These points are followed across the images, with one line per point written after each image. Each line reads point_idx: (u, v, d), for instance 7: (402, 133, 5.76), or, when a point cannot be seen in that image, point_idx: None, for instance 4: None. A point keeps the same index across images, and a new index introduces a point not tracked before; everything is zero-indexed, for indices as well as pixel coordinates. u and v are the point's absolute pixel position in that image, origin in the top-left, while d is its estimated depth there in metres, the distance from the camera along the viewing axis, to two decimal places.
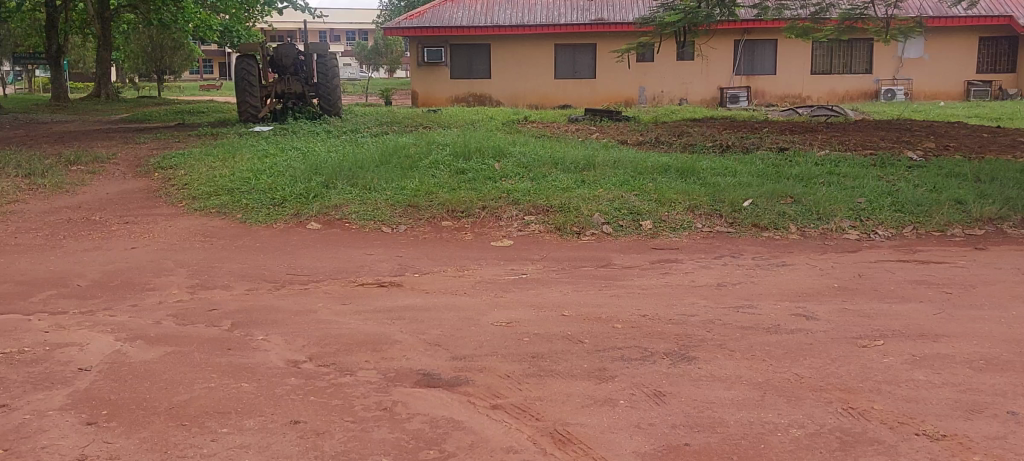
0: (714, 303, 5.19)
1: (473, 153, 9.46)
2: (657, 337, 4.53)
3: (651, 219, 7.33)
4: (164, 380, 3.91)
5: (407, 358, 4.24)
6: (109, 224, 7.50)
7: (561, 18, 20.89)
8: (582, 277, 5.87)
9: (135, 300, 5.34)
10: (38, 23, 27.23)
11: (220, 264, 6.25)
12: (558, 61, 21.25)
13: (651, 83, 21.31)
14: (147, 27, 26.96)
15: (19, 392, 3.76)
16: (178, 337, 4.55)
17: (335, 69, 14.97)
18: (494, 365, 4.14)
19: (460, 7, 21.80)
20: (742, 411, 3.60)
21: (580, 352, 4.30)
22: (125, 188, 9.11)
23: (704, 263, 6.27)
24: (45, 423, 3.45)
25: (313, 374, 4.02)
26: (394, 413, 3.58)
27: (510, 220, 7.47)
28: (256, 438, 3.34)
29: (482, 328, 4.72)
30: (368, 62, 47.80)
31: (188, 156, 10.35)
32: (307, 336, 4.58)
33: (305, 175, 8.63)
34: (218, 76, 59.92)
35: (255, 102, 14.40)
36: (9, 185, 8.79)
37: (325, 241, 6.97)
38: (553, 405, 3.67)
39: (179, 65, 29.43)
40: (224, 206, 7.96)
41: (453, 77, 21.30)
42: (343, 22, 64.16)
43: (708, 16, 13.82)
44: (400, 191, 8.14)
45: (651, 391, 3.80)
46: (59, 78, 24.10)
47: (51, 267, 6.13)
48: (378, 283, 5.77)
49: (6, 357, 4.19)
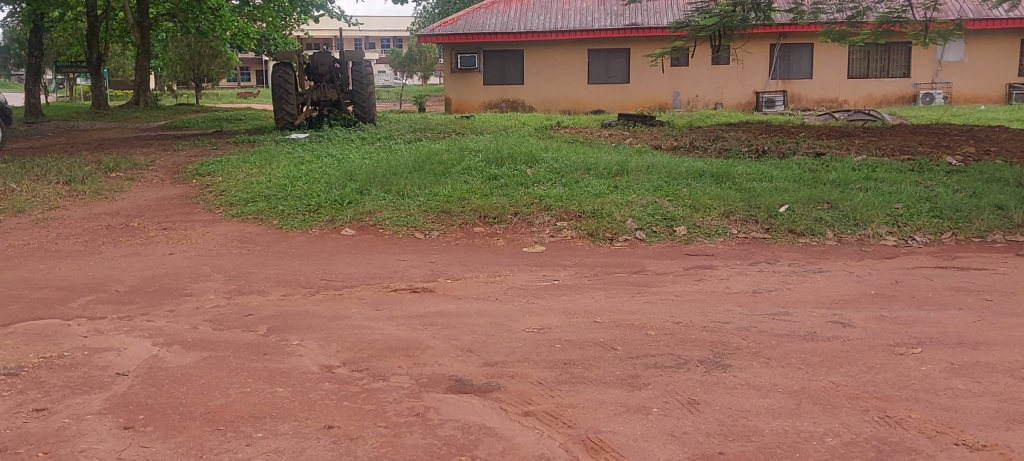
0: (750, 310, 5.15)
1: (505, 159, 9.46)
2: (691, 345, 4.50)
3: (685, 224, 7.28)
4: (200, 385, 3.95)
5: (438, 364, 4.26)
6: (148, 230, 7.62)
7: (596, 22, 20.86)
8: (615, 284, 5.85)
9: (173, 305, 5.41)
10: (78, 32, 27.60)
11: (257, 269, 6.30)
12: (592, 66, 21.21)
13: (686, 87, 21.20)
14: (185, 35, 27.36)
15: (58, 396, 3.82)
16: (215, 342, 4.60)
17: (370, 76, 15.06)
18: (526, 371, 4.14)
19: (493, 13, 21.82)
20: (777, 420, 3.56)
21: (613, 359, 4.29)
22: (163, 194, 9.24)
23: (739, 269, 6.22)
24: (83, 427, 3.50)
25: (347, 379, 4.04)
26: (426, 418, 3.59)
27: (542, 225, 7.46)
28: (290, 442, 3.36)
29: (514, 334, 4.72)
30: (402, 69, 48.26)
31: (226, 163, 10.47)
32: (341, 341, 4.63)
33: (340, 181, 8.70)
34: (255, 84, 60.83)
35: (292, 109, 14.54)
36: (50, 191, 8.95)
37: (358, 247, 7.01)
38: (584, 413, 3.65)
39: (216, 72, 29.65)
40: (260, 212, 8.06)
41: (487, 83, 21.34)
42: (377, 29, 64.70)
43: (743, 20, 13.79)
44: (433, 197, 8.17)
45: (685, 399, 3.78)
46: (99, 86, 24.19)
47: (90, 273, 6.21)
48: (411, 288, 5.80)
49: (46, 362, 4.26)
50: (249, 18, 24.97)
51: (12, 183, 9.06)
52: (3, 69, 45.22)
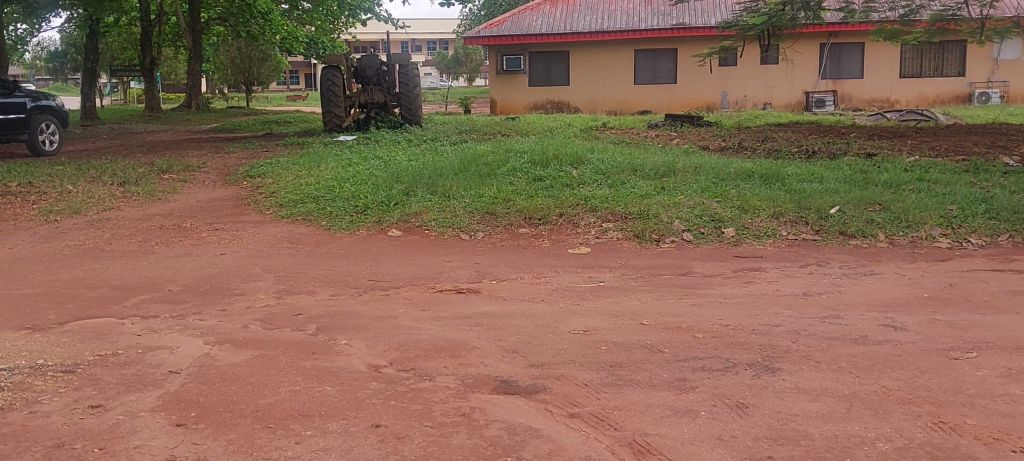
0: (800, 313, 5.08)
1: (551, 160, 9.46)
2: (739, 348, 4.45)
3: (733, 226, 7.21)
4: (250, 383, 4.01)
5: (483, 364, 4.26)
6: (200, 230, 7.75)
7: (642, 23, 20.75)
8: (662, 286, 5.81)
9: (224, 304, 5.49)
10: (133, 37, 28.19)
11: (305, 269, 6.38)
12: (638, 66, 21.12)
13: (734, 88, 20.99)
14: (236, 38, 27.84)
15: (112, 393, 3.89)
16: (265, 341, 4.66)
17: (416, 78, 15.13)
18: (572, 373, 4.12)
19: (539, 14, 21.83)
20: (827, 424, 3.51)
21: (660, 362, 4.25)
22: (214, 195, 9.40)
23: (789, 271, 6.14)
24: (137, 424, 3.56)
25: (394, 379, 4.07)
26: (472, 419, 3.60)
27: (588, 226, 7.45)
28: (338, 441, 3.39)
29: (559, 335, 4.71)
30: (448, 71, 48.49)
31: (276, 165, 10.60)
32: (388, 341, 4.65)
33: (387, 182, 8.76)
34: (304, 87, 61.57)
35: (340, 111, 14.68)
36: (105, 192, 9.14)
37: (404, 247, 7.06)
38: (631, 415, 3.63)
39: (267, 76, 29.94)
40: (309, 213, 8.16)
41: (532, 84, 21.36)
42: (424, 32, 65.14)
43: (792, 20, 13.62)
44: (478, 198, 8.20)
45: (733, 402, 3.74)
46: (152, 89, 24.67)
47: (144, 272, 6.33)
48: (457, 289, 5.82)
49: (101, 359, 4.35)
50: (298, 22, 25.46)
51: (69, 184, 9.28)
52: (61, 72, 46.42)
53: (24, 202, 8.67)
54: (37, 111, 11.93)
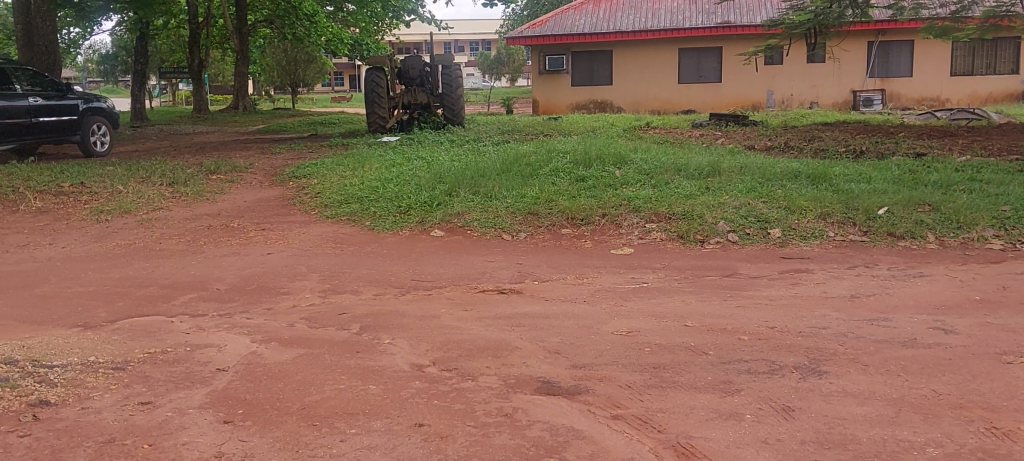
0: (847, 315, 5.00)
1: (594, 160, 9.43)
2: (786, 350, 4.39)
3: (780, 226, 7.13)
4: (296, 381, 4.05)
5: (526, 365, 4.26)
6: (246, 230, 7.85)
7: (686, 21, 20.60)
8: (706, 287, 5.76)
9: (270, 303, 5.56)
10: (181, 39, 28.62)
11: (349, 269, 6.44)
12: (682, 65, 20.97)
13: (780, 87, 20.75)
14: (282, 40, 28.14)
15: (162, 390, 3.96)
16: (310, 340, 4.71)
17: (459, 79, 15.34)
18: (615, 374, 4.10)
19: (582, 13, 21.79)
20: (875, 428, 3.45)
21: (705, 364, 4.22)
22: (261, 196, 9.52)
23: (836, 273, 6.05)
24: (185, 421, 3.61)
25: (437, 378, 4.09)
26: (515, 419, 3.60)
27: (631, 227, 7.42)
28: (382, 439, 3.41)
29: (602, 337, 4.70)
30: (490, 71, 48.54)
31: (321, 165, 10.71)
32: (431, 341, 4.67)
33: (430, 183, 8.80)
34: (348, 88, 62.08)
35: (383, 113, 14.79)
36: (155, 192, 9.29)
37: (447, 248, 7.08)
38: (675, 418, 3.60)
39: (312, 77, 30.28)
40: (353, 213, 8.23)
41: (574, 84, 21.31)
42: (466, 33, 65.33)
43: (839, 17, 13.44)
44: (521, 198, 8.20)
45: (779, 405, 3.69)
46: (200, 90, 25.04)
47: (193, 271, 6.44)
48: (499, 289, 5.82)
49: (150, 357, 4.43)
50: (343, 24, 25.65)
51: (120, 184, 9.44)
52: (112, 75, 47.34)
53: (77, 202, 8.85)
54: (89, 113, 12.18)
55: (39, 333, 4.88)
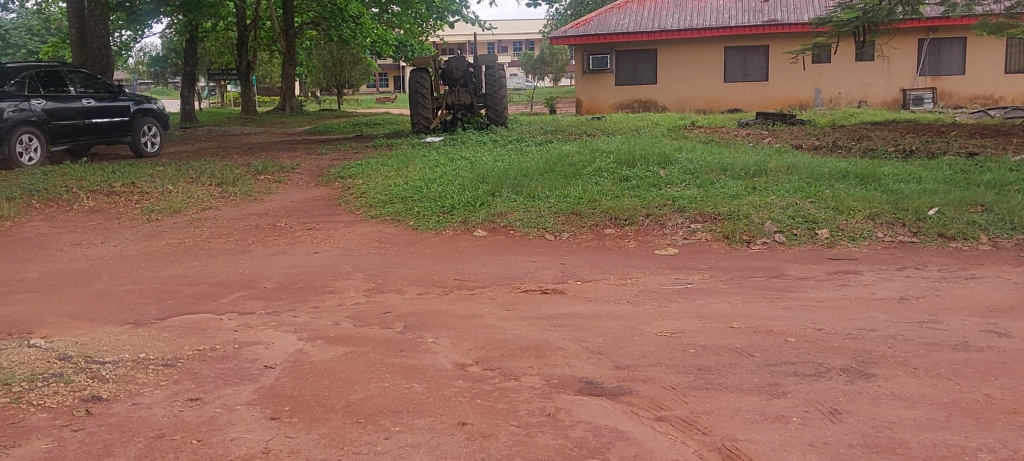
0: (896, 318, 4.92)
1: (637, 160, 9.40)
2: (833, 353, 4.34)
3: (828, 227, 7.04)
4: (342, 378, 4.09)
5: (569, 365, 4.26)
6: (293, 230, 7.95)
7: (732, 20, 20.41)
8: (752, 288, 5.70)
9: (316, 302, 5.63)
10: (229, 42, 29.03)
11: (394, 268, 6.49)
12: (728, 64, 20.77)
13: (827, 85, 20.48)
14: (328, 42, 28.42)
15: (211, 387, 4.02)
16: (355, 338, 4.75)
17: (502, 79, 15.26)
18: (659, 376, 4.08)
19: (626, 13, 21.70)
20: (925, 433, 3.39)
21: (750, 366, 4.18)
22: (308, 196, 9.63)
23: (885, 274, 5.96)
24: (233, 417, 3.67)
25: (480, 377, 4.10)
26: (558, 419, 3.59)
27: (676, 227, 7.37)
28: (426, 437, 3.43)
29: (646, 338, 4.67)
30: (534, 72, 48.50)
31: (366, 166, 10.80)
32: (474, 340, 4.69)
33: (473, 183, 8.83)
34: (393, 89, 62.47)
35: (427, 113, 14.87)
36: (204, 193, 9.43)
37: (490, 247, 7.10)
38: (720, 420, 3.57)
39: (357, 78, 30.55)
40: (397, 213, 8.29)
41: (618, 84, 21.23)
42: (510, 34, 65.44)
43: (889, 15, 13.24)
44: (564, 198, 8.19)
45: (826, 408, 3.64)
46: (248, 92, 25.37)
47: (241, 270, 6.53)
48: (542, 289, 5.83)
49: (200, 354, 4.50)
50: (388, 26, 25.85)
51: (170, 184, 9.61)
52: (162, 77, 48.19)
53: (129, 202, 9.02)
54: (140, 114, 12.42)
55: (92, 330, 4.99)
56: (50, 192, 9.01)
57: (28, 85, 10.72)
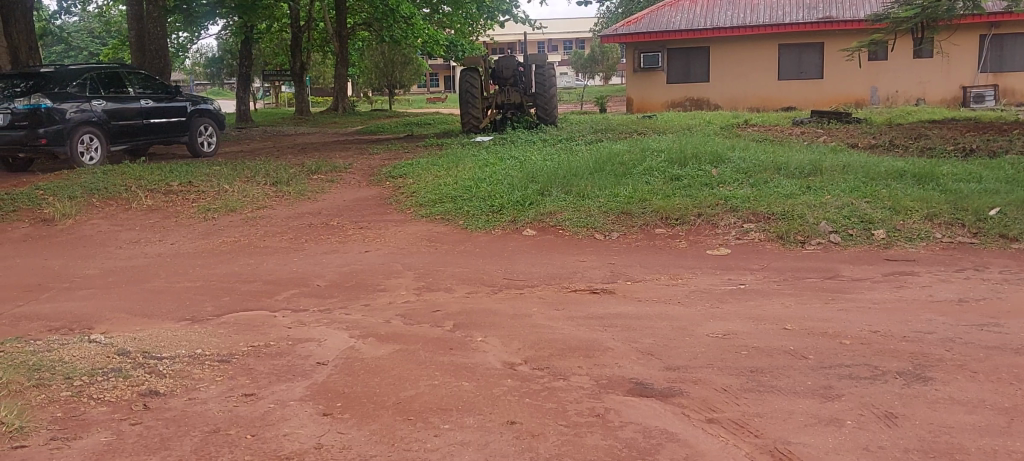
0: (955, 320, 4.80)
1: (689, 159, 9.32)
2: (890, 355, 4.25)
3: (884, 227, 6.90)
4: (393, 375, 4.12)
5: (619, 365, 4.24)
6: (345, 228, 8.03)
7: (786, 17, 20.12)
8: (806, 289, 5.62)
9: (368, 300, 5.68)
10: (284, 43, 29.42)
11: (444, 267, 6.52)
12: (781, 62, 20.51)
13: (885, 83, 20.09)
14: (380, 43, 28.67)
15: (265, 382, 4.09)
16: (406, 336, 4.79)
17: (552, 79, 15.26)
18: (710, 377, 4.04)
19: (678, 10, 21.52)
20: (985, 438, 3.31)
21: (804, 368, 4.12)
22: (360, 195, 9.72)
23: (944, 276, 5.82)
24: (287, 412, 3.72)
25: (529, 376, 4.10)
26: (607, 420, 3.58)
27: (729, 227, 7.29)
28: (475, 435, 3.45)
29: (697, 339, 4.63)
30: (584, 71, 48.29)
31: (416, 165, 10.87)
32: (523, 339, 4.69)
33: (523, 182, 8.83)
34: (443, 89, 62.72)
35: (477, 113, 14.86)
36: (259, 192, 9.58)
37: (539, 247, 7.10)
38: (772, 423, 3.53)
39: (408, 79, 30.75)
40: (447, 213, 8.32)
41: (670, 82, 21.05)
42: (561, 32, 65.32)
43: (948, 11, 12.94)
44: (614, 198, 8.15)
45: (881, 412, 3.58)
46: (301, 93, 25.68)
47: (295, 267, 6.62)
48: (591, 289, 5.80)
49: (256, 350, 4.57)
50: (439, 26, 26.01)
51: (226, 184, 9.77)
52: (219, 77, 49.04)
53: (185, 201, 9.20)
54: (197, 115, 12.65)
55: (151, 326, 5.10)
56: (110, 191, 9.21)
57: (89, 86, 10.96)
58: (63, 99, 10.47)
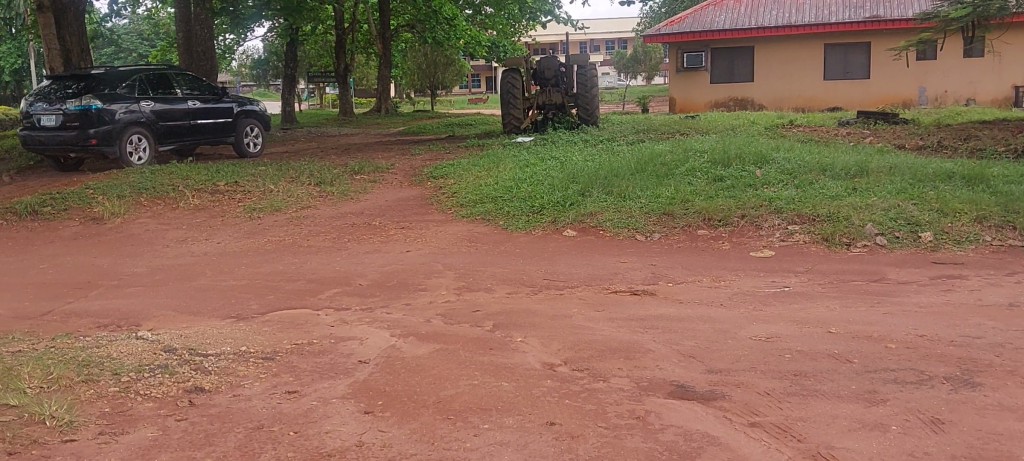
0: (1004, 325, 4.70)
1: (733, 159, 9.24)
2: (936, 360, 4.18)
3: (932, 230, 6.78)
4: (433, 375, 4.14)
5: (659, 368, 4.22)
6: (388, 228, 8.10)
7: (832, 16, 19.84)
8: (851, 292, 5.54)
9: (409, 299, 5.71)
10: (328, 44, 29.69)
11: (484, 267, 6.54)
12: (827, 62, 20.25)
13: (933, 83, 19.74)
14: (422, 44, 28.82)
15: (308, 380, 4.13)
16: (447, 335, 4.81)
17: (594, 78, 15.05)
18: (753, 381, 4.00)
19: (722, 10, 21.34)
20: None
21: (848, 372, 4.06)
22: (402, 195, 9.78)
23: (993, 280, 5.71)
24: (329, 410, 3.75)
25: (569, 378, 4.10)
26: (648, 422, 3.56)
27: (772, 229, 7.21)
28: (514, 436, 3.45)
29: (739, 342, 4.59)
30: (626, 71, 47.99)
31: (458, 166, 10.91)
32: (563, 340, 4.68)
33: (564, 182, 8.82)
34: (485, 90, 62.76)
35: (518, 113, 14.92)
36: (303, 192, 9.68)
37: (580, 247, 7.09)
38: (815, 427, 3.49)
39: (451, 80, 30.89)
40: (488, 213, 8.34)
41: (713, 82, 20.88)
42: (603, 31, 65.16)
43: (1000, 9, 12.66)
44: (655, 198, 8.11)
45: (928, 417, 3.52)
46: (345, 94, 25.90)
47: (338, 267, 6.68)
48: (632, 290, 5.78)
49: (298, 348, 4.62)
50: (481, 27, 26.08)
51: (271, 184, 9.89)
52: (265, 78, 49.69)
53: (231, 200, 9.33)
54: (243, 115, 12.82)
55: (196, 323, 5.19)
56: (158, 190, 9.37)
57: (138, 87, 11.17)
58: (113, 100, 10.68)
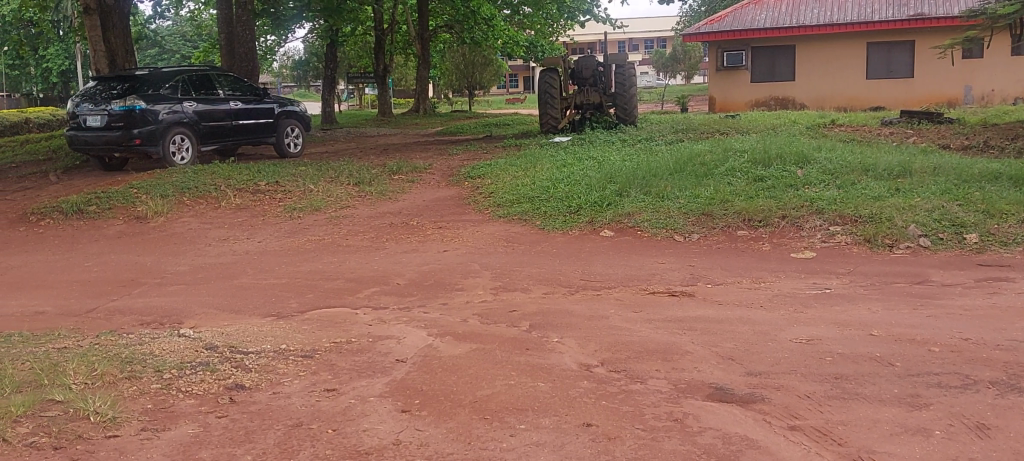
0: None
1: (773, 159, 9.14)
2: (981, 364, 4.09)
3: (977, 231, 6.66)
4: (470, 374, 4.15)
5: (698, 370, 4.18)
6: (425, 228, 8.13)
7: (875, 13, 19.56)
8: (893, 294, 5.45)
9: (446, 299, 5.73)
10: (367, 45, 29.89)
11: (521, 267, 6.54)
12: (870, 61, 19.95)
13: (980, 81, 19.41)
14: (461, 44, 28.89)
15: (346, 378, 4.16)
16: (483, 335, 4.82)
17: (632, 78, 15.23)
18: (793, 384, 3.95)
19: (762, 8, 21.12)
20: None
21: (890, 376, 4.00)
22: (439, 195, 9.82)
23: None
24: (367, 408, 3.78)
25: (606, 379, 4.08)
26: (686, 425, 3.54)
27: (813, 230, 7.12)
28: (551, 436, 3.44)
29: (779, 344, 4.54)
30: (665, 70, 47.61)
31: (495, 166, 10.92)
32: (600, 341, 4.67)
33: (601, 182, 8.79)
34: (524, 90, 62.69)
35: (556, 113, 14.91)
36: (342, 192, 9.75)
37: (618, 248, 7.07)
38: (857, 431, 3.44)
39: (488, 80, 30.96)
40: (525, 213, 8.33)
41: (753, 81, 20.67)
42: (641, 31, 64.80)
43: None
44: (694, 198, 8.05)
45: (973, 422, 3.45)
46: (384, 94, 26.06)
47: (375, 266, 6.73)
48: (670, 292, 5.74)
49: (337, 346, 4.66)
50: (519, 27, 26.09)
51: (310, 184, 9.98)
52: (306, 81, 50.17)
53: (272, 200, 9.44)
54: (284, 116, 12.95)
55: (238, 321, 5.25)
56: (200, 189, 9.50)
57: (181, 88, 11.34)
58: (156, 101, 10.85)
